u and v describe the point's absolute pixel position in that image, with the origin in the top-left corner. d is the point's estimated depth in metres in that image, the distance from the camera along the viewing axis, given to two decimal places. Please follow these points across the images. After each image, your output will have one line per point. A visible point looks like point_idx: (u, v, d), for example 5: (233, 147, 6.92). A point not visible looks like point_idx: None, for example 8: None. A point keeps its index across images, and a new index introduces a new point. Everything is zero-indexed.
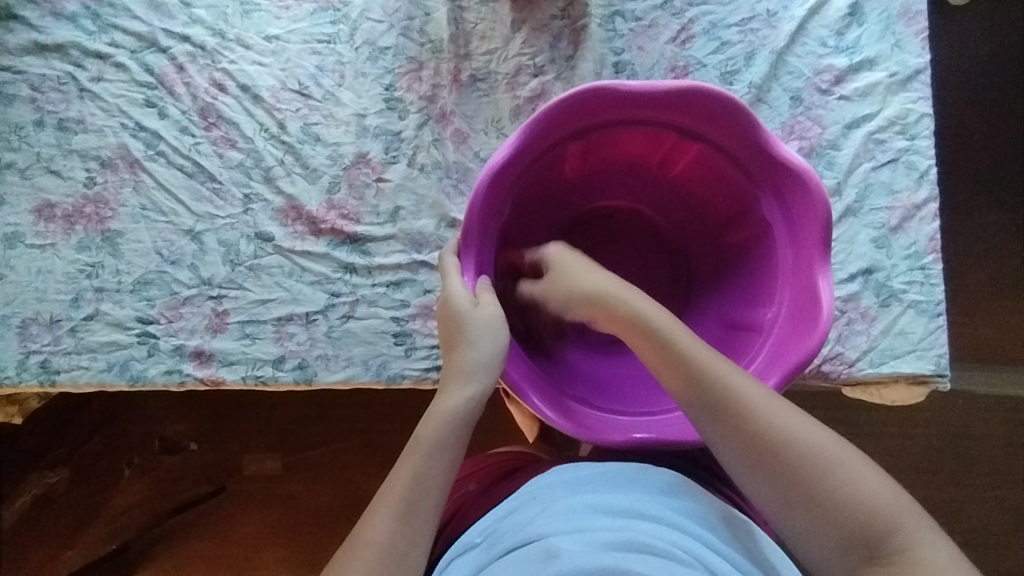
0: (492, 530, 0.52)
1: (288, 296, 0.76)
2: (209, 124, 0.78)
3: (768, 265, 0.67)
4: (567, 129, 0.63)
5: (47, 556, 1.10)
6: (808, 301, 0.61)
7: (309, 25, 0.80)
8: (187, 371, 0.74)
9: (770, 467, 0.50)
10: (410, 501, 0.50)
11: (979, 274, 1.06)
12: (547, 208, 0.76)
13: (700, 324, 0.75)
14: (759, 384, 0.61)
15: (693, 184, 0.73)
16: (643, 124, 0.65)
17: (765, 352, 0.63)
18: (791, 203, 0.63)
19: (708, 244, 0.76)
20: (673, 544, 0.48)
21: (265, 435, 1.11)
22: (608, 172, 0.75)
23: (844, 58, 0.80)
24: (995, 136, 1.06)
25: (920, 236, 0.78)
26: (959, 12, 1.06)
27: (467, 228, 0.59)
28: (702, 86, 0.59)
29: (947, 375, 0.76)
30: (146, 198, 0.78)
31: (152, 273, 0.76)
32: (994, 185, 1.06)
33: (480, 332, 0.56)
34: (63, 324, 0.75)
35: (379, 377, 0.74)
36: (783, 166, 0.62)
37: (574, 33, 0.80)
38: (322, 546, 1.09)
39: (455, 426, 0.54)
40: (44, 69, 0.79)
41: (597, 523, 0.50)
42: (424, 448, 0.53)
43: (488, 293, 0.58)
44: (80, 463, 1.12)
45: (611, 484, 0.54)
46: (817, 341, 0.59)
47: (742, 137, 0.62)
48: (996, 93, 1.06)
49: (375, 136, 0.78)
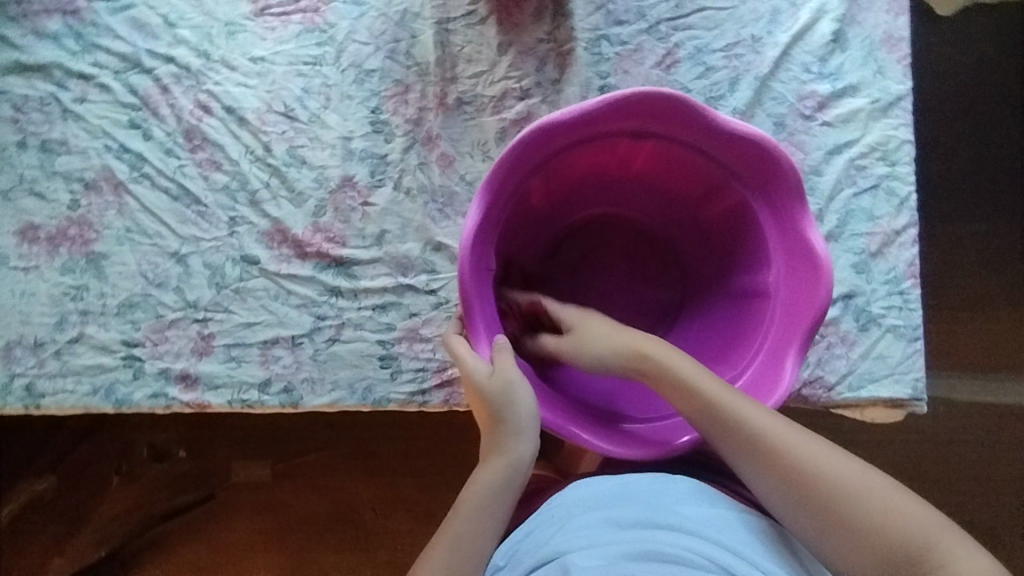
0: (514, 551, 0.55)
1: (274, 319, 0.76)
2: (194, 146, 0.78)
3: (756, 240, 0.67)
4: (536, 157, 0.63)
5: (36, 563, 1.11)
6: (806, 258, 0.62)
7: (294, 47, 0.79)
8: (173, 394, 0.74)
9: (807, 501, 0.52)
10: (451, 565, 0.54)
11: (957, 290, 1.07)
12: (530, 232, 0.76)
13: (710, 302, 0.75)
14: (781, 358, 0.62)
15: (663, 178, 0.73)
16: (607, 138, 0.66)
17: (778, 318, 0.64)
18: (758, 180, 0.64)
19: (691, 227, 0.76)
20: (686, 548, 0.50)
21: (254, 444, 1.12)
22: (580, 186, 0.75)
23: (827, 84, 0.81)
24: (977, 155, 1.08)
25: (899, 261, 0.79)
26: (941, 36, 1.09)
27: (467, 309, 0.59)
28: (641, 87, 0.59)
29: (923, 399, 0.78)
30: (131, 221, 0.77)
31: (137, 295, 0.76)
32: (976, 203, 1.08)
33: (508, 401, 0.58)
34: (47, 347, 0.75)
35: (365, 401, 0.75)
36: (744, 143, 0.62)
37: (561, 57, 0.80)
38: (312, 554, 1.10)
39: (497, 491, 0.57)
40: (25, 89, 0.79)
41: (611, 535, 0.51)
42: (468, 513, 0.56)
43: (506, 357, 0.59)
44: (69, 472, 1.12)
45: (627, 494, 0.55)
46: (825, 293, 0.60)
47: (695, 125, 0.63)
48: (978, 114, 1.09)
49: (361, 160, 0.78)
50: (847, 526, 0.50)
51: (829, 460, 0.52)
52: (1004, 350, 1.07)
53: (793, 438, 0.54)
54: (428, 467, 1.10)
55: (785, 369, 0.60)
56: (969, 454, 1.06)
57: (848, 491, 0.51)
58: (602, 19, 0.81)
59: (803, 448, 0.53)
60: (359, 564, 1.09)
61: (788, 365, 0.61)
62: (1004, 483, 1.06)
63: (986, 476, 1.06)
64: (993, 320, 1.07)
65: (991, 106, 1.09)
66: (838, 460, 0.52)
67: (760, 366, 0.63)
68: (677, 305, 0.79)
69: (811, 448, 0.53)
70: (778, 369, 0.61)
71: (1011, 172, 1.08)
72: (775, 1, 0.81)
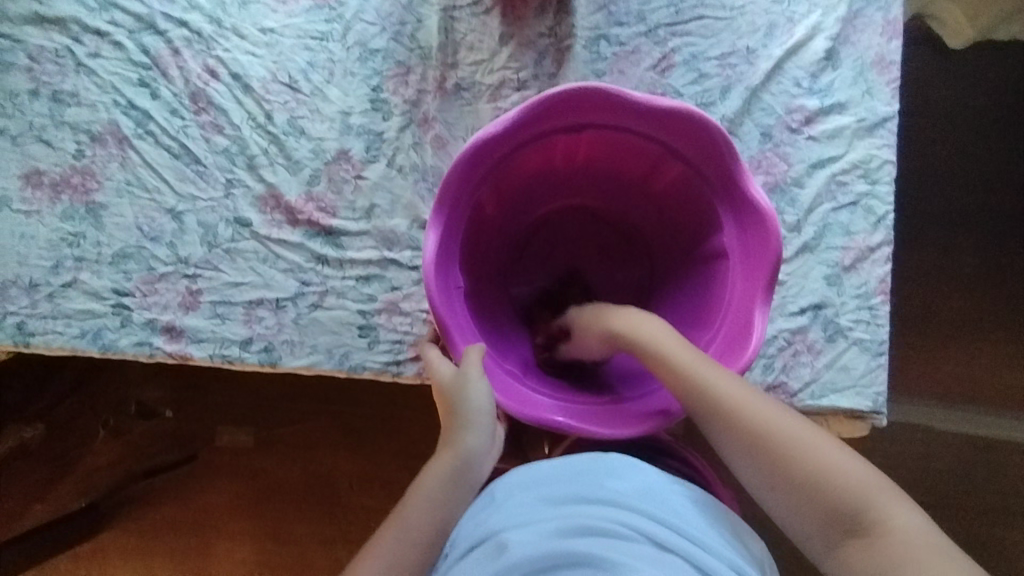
0: (456, 535, 0.56)
1: (260, 281, 0.79)
2: (199, 108, 0.81)
3: (702, 199, 0.70)
4: (484, 168, 0.66)
5: (17, 508, 1.14)
6: (749, 208, 0.64)
7: (303, 21, 0.82)
8: (157, 344, 0.77)
9: (764, 462, 0.55)
10: (397, 555, 0.55)
11: (924, 314, 1.12)
12: (494, 238, 0.80)
13: (676, 264, 0.78)
14: (748, 308, 0.63)
15: (609, 163, 0.76)
16: (544, 136, 0.68)
17: (736, 274, 0.66)
18: (688, 143, 0.66)
19: (643, 198, 0.79)
20: (613, 522, 0.51)
21: (239, 410, 1.15)
22: (532, 184, 0.79)
23: (816, 100, 0.83)
24: (950, 191, 1.15)
25: (871, 277, 0.81)
26: (930, 71, 1.15)
27: (442, 326, 0.60)
28: (556, 88, 0.61)
29: (883, 413, 0.80)
30: (132, 174, 0.80)
31: (131, 247, 0.79)
32: (946, 235, 1.14)
33: (464, 394, 0.59)
34: (41, 289, 0.78)
35: (341, 367, 0.77)
36: (667, 116, 0.64)
37: (559, 52, 0.82)
38: (285, 522, 1.12)
39: (447, 483, 0.59)
40: (42, 40, 0.82)
41: (543, 512, 0.53)
42: (418, 503, 0.58)
43: (472, 355, 0.60)
44: (56, 422, 1.15)
45: (563, 472, 0.56)
46: (775, 242, 0.62)
47: (623, 110, 0.65)
48: (955, 151, 1.15)
49: (357, 134, 0.81)
50: (807, 485, 0.54)
51: (792, 425, 0.56)
52: (961, 380, 1.11)
53: (757, 402, 0.57)
54: (403, 446, 1.12)
55: (754, 321, 0.62)
56: (927, 479, 1.09)
57: (809, 453, 0.54)
58: (603, 20, 0.83)
59: (764, 411, 0.56)
60: (330, 535, 1.11)
61: (756, 317, 0.62)
62: (961, 510, 1.09)
63: (942, 501, 1.09)
64: (958, 348, 1.12)
65: (973, 145, 1.15)
66: (791, 421, 0.56)
67: (723, 336, 0.65)
68: (646, 280, 0.83)
69: (776, 413, 0.56)
70: (746, 322, 0.63)
71: (987, 207, 1.15)
72: (772, 15, 0.84)
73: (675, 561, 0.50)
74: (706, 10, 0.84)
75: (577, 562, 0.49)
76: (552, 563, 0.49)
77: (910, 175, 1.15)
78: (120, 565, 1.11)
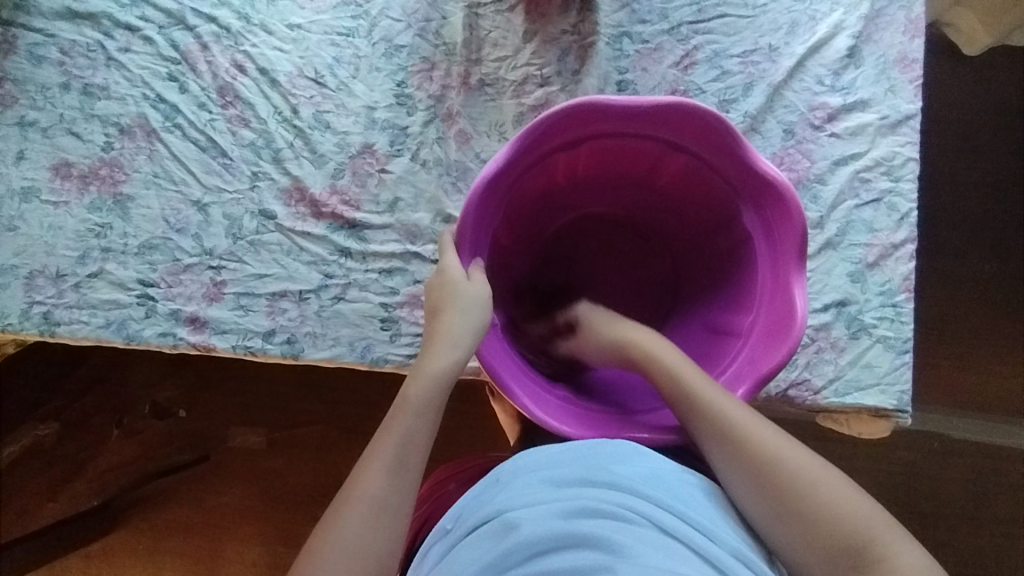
0: (460, 515, 0.56)
1: (284, 273, 0.79)
2: (226, 102, 0.82)
3: (714, 186, 0.71)
4: (501, 191, 0.66)
5: (32, 505, 1.14)
6: (762, 185, 0.66)
7: (330, 17, 0.84)
8: (181, 335, 0.77)
9: (768, 487, 0.53)
10: (402, 456, 0.53)
11: (945, 319, 1.11)
12: (513, 261, 0.80)
13: (698, 254, 0.79)
14: (786, 284, 0.65)
15: (615, 169, 0.76)
16: (556, 150, 0.69)
17: (765, 257, 0.67)
18: (691, 136, 0.67)
19: (653, 197, 0.80)
20: (620, 505, 0.51)
21: (254, 410, 1.15)
22: (543, 203, 0.79)
23: (838, 97, 0.83)
24: (971, 195, 1.14)
25: (895, 274, 0.81)
26: (950, 74, 1.15)
27: (493, 374, 0.61)
28: (553, 108, 0.62)
29: (908, 412, 0.78)
30: (159, 167, 0.81)
31: (157, 238, 0.80)
32: (966, 239, 1.13)
33: (465, 301, 0.60)
34: (68, 279, 0.78)
35: (363, 359, 0.77)
36: (669, 113, 0.65)
37: (583, 49, 0.83)
38: (297, 523, 1.11)
39: (436, 386, 0.58)
40: (73, 35, 0.84)
41: (549, 494, 0.53)
42: (412, 409, 0.56)
43: (481, 274, 0.63)
44: (72, 419, 1.15)
45: (570, 458, 0.57)
46: (799, 215, 0.64)
47: (625, 117, 0.65)
48: (975, 155, 1.15)
49: (382, 129, 0.82)
50: (808, 512, 0.51)
51: (791, 454, 0.54)
52: (984, 385, 1.10)
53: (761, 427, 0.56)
54: None
55: (794, 298, 0.63)
56: (949, 484, 1.07)
57: (808, 479, 0.52)
58: (626, 17, 0.84)
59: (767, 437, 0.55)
60: None
61: (795, 290, 0.64)
62: (985, 516, 1.07)
63: (965, 506, 1.07)
64: (979, 352, 1.11)
65: (993, 148, 1.15)
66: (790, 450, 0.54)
67: (763, 325, 0.65)
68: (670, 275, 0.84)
69: (781, 443, 0.54)
70: (783, 298, 0.65)
71: (1006, 210, 1.14)
72: (794, 14, 0.84)
73: (680, 548, 0.48)
74: (728, 8, 0.84)
75: (577, 541, 0.47)
76: (550, 542, 0.48)
77: (930, 180, 1.14)
78: (134, 564, 1.11)
